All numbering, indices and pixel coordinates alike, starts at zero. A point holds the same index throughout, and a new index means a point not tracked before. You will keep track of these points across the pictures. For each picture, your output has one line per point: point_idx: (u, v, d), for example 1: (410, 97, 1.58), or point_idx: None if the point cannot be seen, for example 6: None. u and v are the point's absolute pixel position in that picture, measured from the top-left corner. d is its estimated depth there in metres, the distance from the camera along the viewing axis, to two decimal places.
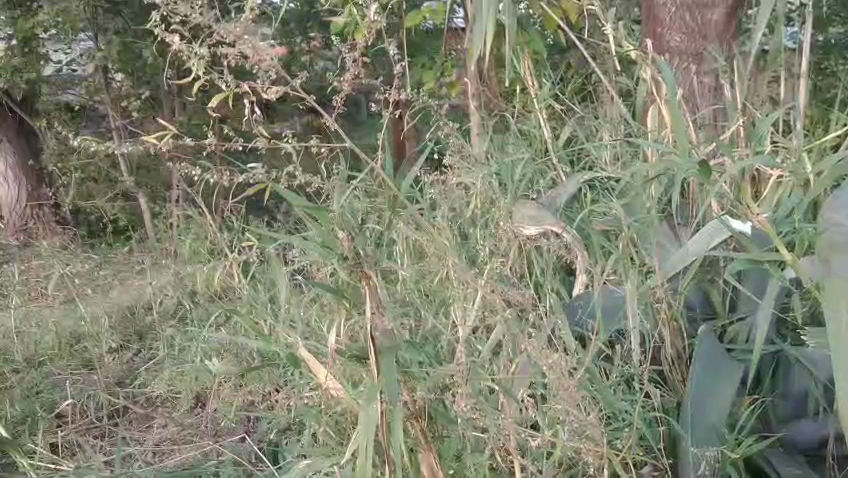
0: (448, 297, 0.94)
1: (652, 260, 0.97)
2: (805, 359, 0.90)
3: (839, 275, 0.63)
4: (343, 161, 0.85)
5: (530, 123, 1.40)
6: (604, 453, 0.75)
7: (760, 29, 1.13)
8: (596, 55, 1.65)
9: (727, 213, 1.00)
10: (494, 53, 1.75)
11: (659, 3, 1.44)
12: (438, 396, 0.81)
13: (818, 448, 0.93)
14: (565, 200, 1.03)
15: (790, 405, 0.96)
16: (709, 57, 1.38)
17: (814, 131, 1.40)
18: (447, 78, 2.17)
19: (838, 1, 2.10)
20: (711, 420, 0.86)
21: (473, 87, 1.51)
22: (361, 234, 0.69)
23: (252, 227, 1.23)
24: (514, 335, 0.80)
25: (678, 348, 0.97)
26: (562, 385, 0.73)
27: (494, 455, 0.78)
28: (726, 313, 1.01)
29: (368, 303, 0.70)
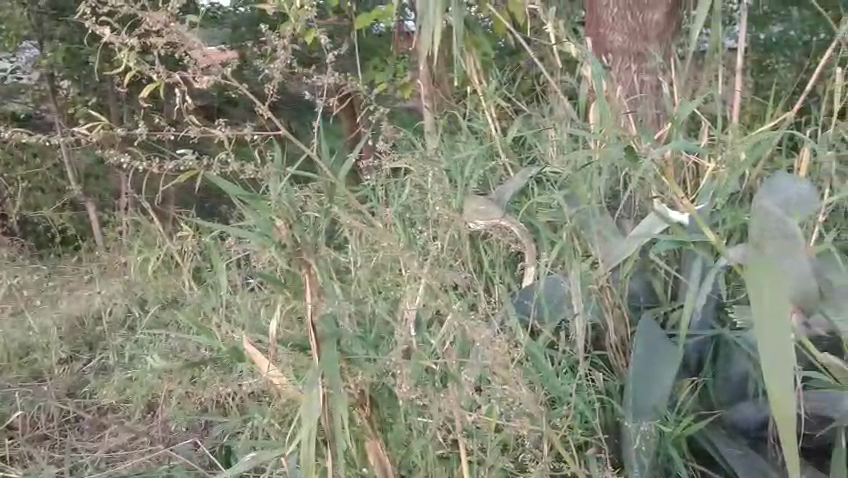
0: (400, 291, 0.94)
1: (597, 252, 0.96)
2: (741, 341, 0.92)
3: (774, 264, 0.66)
4: (278, 148, 0.84)
5: (479, 120, 1.41)
6: (541, 430, 0.78)
7: (698, 24, 1.13)
8: (543, 54, 1.67)
9: (667, 202, 1.02)
10: (443, 54, 1.76)
11: (602, 4, 1.49)
12: (382, 382, 0.84)
13: (760, 430, 0.93)
14: (512, 195, 1.02)
15: (731, 389, 0.96)
16: (649, 55, 1.40)
17: (751, 127, 1.43)
18: (399, 80, 2.17)
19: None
20: (654, 401, 0.88)
21: (425, 86, 1.51)
22: (299, 222, 0.73)
23: (208, 225, 0.88)
24: (461, 325, 0.80)
25: (623, 335, 0.98)
26: (499, 363, 0.76)
27: (439, 436, 0.81)
28: (668, 300, 1.01)
29: (308, 291, 0.74)
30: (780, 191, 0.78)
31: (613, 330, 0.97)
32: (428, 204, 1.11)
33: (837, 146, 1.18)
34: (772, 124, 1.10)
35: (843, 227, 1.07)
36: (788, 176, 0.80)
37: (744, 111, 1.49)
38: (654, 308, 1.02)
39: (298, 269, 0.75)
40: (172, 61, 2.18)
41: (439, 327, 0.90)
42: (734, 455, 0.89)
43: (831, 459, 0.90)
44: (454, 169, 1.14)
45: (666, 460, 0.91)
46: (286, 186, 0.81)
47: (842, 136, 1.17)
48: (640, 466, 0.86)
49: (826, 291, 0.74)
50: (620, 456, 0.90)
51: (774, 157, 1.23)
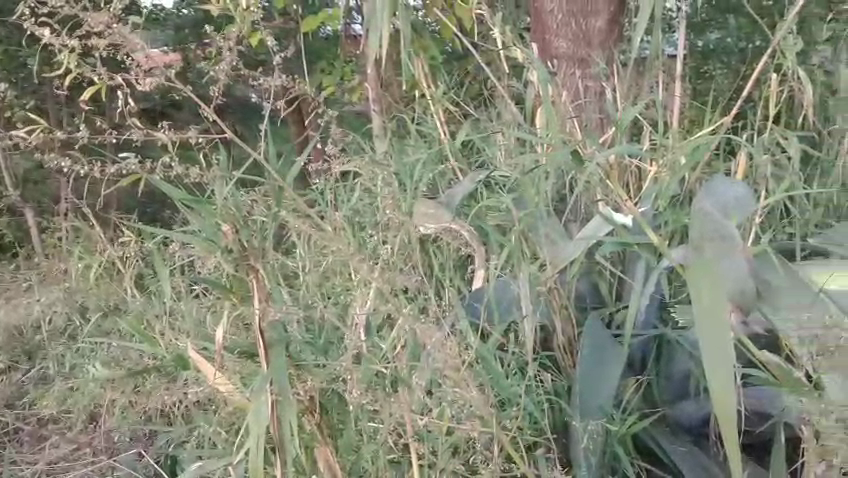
0: (349, 296, 0.94)
1: (544, 254, 0.97)
2: (683, 341, 0.94)
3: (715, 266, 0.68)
4: (223, 151, 0.83)
5: (428, 124, 1.41)
6: (492, 432, 0.79)
7: (640, 31, 1.16)
8: (490, 59, 1.69)
9: (612, 204, 1.04)
10: (392, 58, 1.76)
11: (547, 10, 1.51)
12: (332, 388, 0.83)
13: (702, 427, 0.96)
14: (463, 197, 1.01)
15: (674, 387, 0.99)
16: (592, 61, 1.42)
17: (691, 132, 1.47)
18: (347, 83, 2.16)
19: (721, 6, 2.08)
20: (601, 400, 0.89)
21: (373, 90, 1.51)
22: (246, 227, 0.72)
23: (151, 231, 0.86)
24: (411, 328, 0.80)
25: (571, 336, 0.99)
26: (450, 366, 0.76)
27: (390, 440, 0.81)
28: (613, 301, 1.03)
29: (255, 296, 0.71)
30: (717, 193, 0.81)
31: (561, 331, 0.98)
32: (377, 208, 1.10)
33: (772, 150, 1.23)
34: (711, 129, 1.13)
35: (778, 228, 1.10)
36: (725, 180, 0.83)
37: (684, 116, 1.53)
38: (600, 308, 1.03)
39: (245, 274, 0.73)
40: (114, 63, 2.12)
41: (391, 330, 0.92)
42: (678, 451, 0.91)
43: (770, 454, 0.93)
44: (403, 174, 1.14)
45: (612, 459, 0.93)
46: (232, 189, 0.79)
47: (776, 140, 1.21)
48: (588, 465, 0.88)
49: (763, 290, 0.77)
50: (568, 456, 0.92)
51: (713, 161, 1.27)
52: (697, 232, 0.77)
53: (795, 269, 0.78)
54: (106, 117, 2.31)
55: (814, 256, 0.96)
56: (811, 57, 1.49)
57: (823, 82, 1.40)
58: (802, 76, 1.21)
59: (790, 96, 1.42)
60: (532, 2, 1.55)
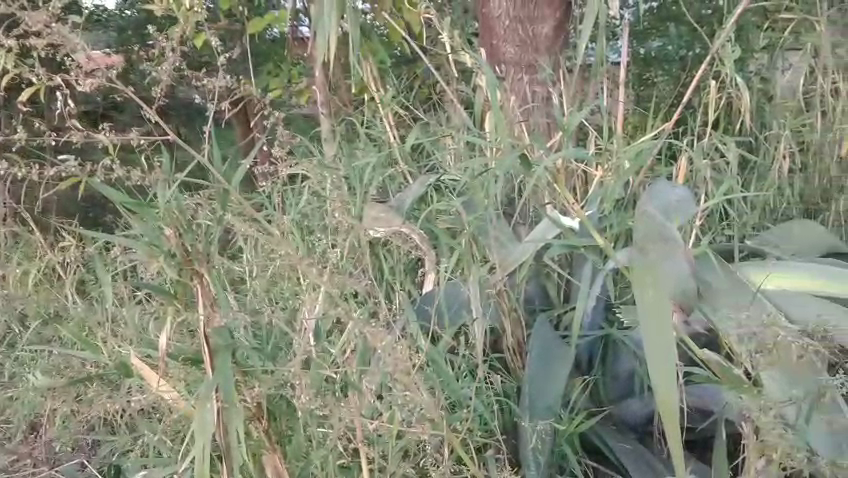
0: (297, 300, 0.93)
1: (493, 256, 0.97)
2: (628, 340, 0.96)
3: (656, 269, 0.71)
4: (167, 153, 0.81)
5: (377, 128, 1.41)
6: (442, 434, 0.79)
7: (584, 37, 1.18)
8: (438, 63, 1.70)
9: (559, 208, 1.06)
10: (340, 61, 1.75)
11: (494, 16, 1.53)
12: (280, 393, 0.82)
13: (647, 424, 0.98)
14: (414, 199, 1.01)
15: (620, 386, 1.01)
16: (539, 67, 1.43)
17: (634, 137, 1.51)
18: (295, 86, 2.14)
19: (656, 16, 2.16)
20: (549, 400, 0.90)
21: (321, 92, 1.50)
22: (190, 231, 0.71)
23: (92, 235, 0.84)
24: (361, 332, 0.79)
25: (520, 337, 1.00)
26: (400, 370, 0.75)
27: (339, 444, 0.80)
28: (561, 302, 1.05)
29: (200, 301, 0.72)
30: (661, 195, 0.83)
31: (510, 333, 0.99)
32: (325, 211, 1.09)
33: (711, 155, 1.26)
34: (653, 133, 1.16)
35: (717, 230, 1.14)
36: (667, 184, 0.85)
37: (627, 122, 1.56)
38: (548, 310, 1.05)
39: (188, 280, 0.73)
40: (54, 63, 2.05)
41: (339, 335, 0.92)
42: (623, 449, 0.93)
43: (711, 449, 0.95)
44: (352, 177, 1.13)
45: (560, 458, 0.94)
46: (175, 192, 0.77)
47: (715, 145, 1.25)
48: (536, 464, 0.88)
49: (705, 290, 0.80)
50: (517, 456, 0.92)
51: (655, 165, 1.30)
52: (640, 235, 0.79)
53: (733, 270, 0.82)
54: (45, 118, 2.23)
55: (751, 257, 1.00)
56: (747, 65, 1.54)
57: (758, 89, 1.45)
58: (739, 83, 1.25)
59: (728, 102, 1.47)
60: (479, 7, 1.57)
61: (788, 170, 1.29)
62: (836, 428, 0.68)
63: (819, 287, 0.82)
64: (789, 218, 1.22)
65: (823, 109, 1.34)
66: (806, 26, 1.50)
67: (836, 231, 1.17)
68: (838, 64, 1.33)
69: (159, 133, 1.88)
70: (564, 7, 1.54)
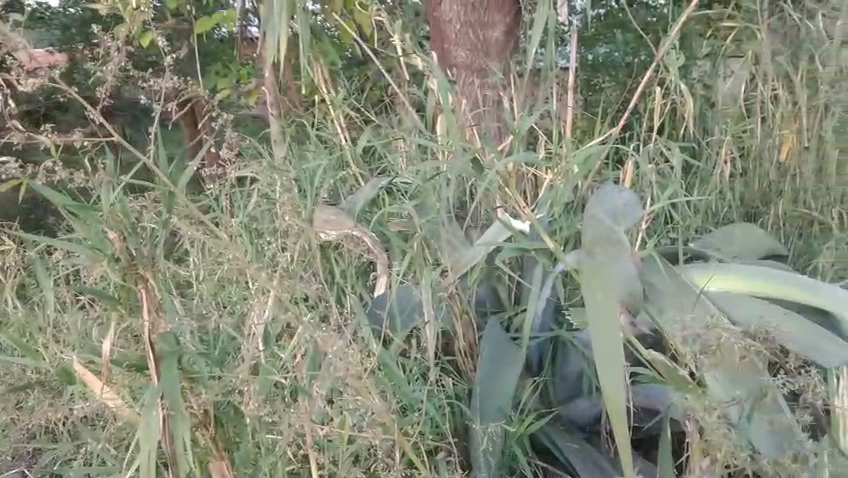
0: (246, 304, 0.91)
1: (445, 259, 0.97)
2: (577, 341, 0.97)
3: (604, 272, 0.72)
4: (111, 155, 0.79)
5: (328, 129, 1.40)
6: (394, 439, 0.78)
7: (534, 42, 1.19)
8: (389, 66, 1.69)
9: (510, 211, 1.07)
10: (290, 62, 1.73)
11: (445, 20, 1.54)
12: (228, 399, 0.81)
13: (595, 424, 0.99)
14: (365, 202, 1.01)
15: (568, 386, 1.02)
16: (490, 71, 1.44)
17: (583, 141, 1.53)
18: (245, 87, 2.11)
19: (603, 23, 2.20)
20: (500, 402, 0.91)
21: (271, 93, 1.47)
22: (134, 235, 0.69)
23: (31, 239, 0.81)
24: (311, 337, 0.78)
25: (471, 340, 1.00)
26: (352, 375, 0.74)
27: (289, 451, 0.79)
28: (511, 304, 1.05)
29: (146, 306, 0.70)
30: (608, 198, 0.85)
31: (462, 335, 0.99)
32: (275, 214, 1.07)
33: (657, 159, 1.29)
34: (601, 138, 1.18)
35: (663, 233, 1.16)
36: (613, 186, 0.87)
37: (576, 127, 1.59)
38: (499, 312, 1.05)
39: (133, 284, 0.71)
40: None
41: (289, 339, 0.91)
42: (571, 449, 0.94)
43: (656, 448, 0.97)
44: (302, 179, 1.12)
45: (510, 460, 0.94)
46: (119, 194, 0.75)
47: (660, 150, 1.28)
48: (487, 465, 0.89)
49: (648, 291, 0.83)
50: (468, 458, 0.93)
51: (603, 169, 1.32)
52: (588, 238, 0.81)
53: (677, 272, 0.84)
54: None
55: (695, 260, 1.03)
56: (690, 72, 1.58)
57: (701, 95, 1.49)
58: (683, 89, 1.28)
59: (672, 108, 1.50)
60: (430, 11, 1.57)
61: (730, 174, 1.33)
62: (776, 427, 0.70)
63: (759, 288, 0.84)
64: (730, 220, 1.25)
65: (762, 115, 1.38)
66: (745, 35, 1.55)
67: (775, 233, 1.21)
68: (775, 72, 1.38)
69: (103, 134, 1.83)
70: (514, 12, 1.55)
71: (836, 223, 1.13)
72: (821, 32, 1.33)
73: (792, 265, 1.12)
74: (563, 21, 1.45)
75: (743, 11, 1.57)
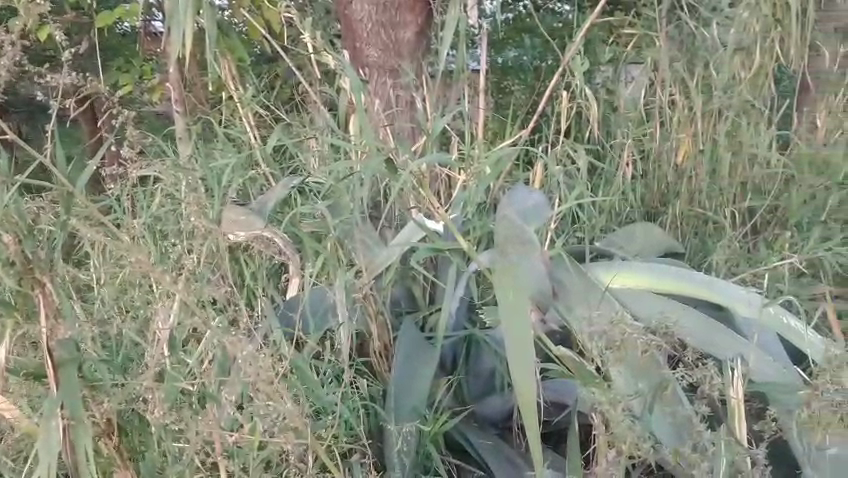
0: (151, 308, 0.87)
1: (358, 259, 0.96)
2: (489, 339, 0.98)
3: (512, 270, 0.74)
4: (3, 153, 0.73)
5: (237, 127, 1.36)
6: (307, 443, 0.76)
7: (446, 45, 1.20)
8: (300, 63, 1.66)
9: (423, 212, 1.07)
10: (195, 57, 1.68)
11: (357, 18, 1.53)
12: (132, 407, 0.79)
13: (506, 420, 1.01)
14: (278, 202, 0.98)
15: (481, 384, 1.03)
16: (402, 71, 1.44)
17: (493, 142, 1.56)
18: (148, 83, 2.03)
19: (511, 28, 2.25)
20: (414, 401, 0.91)
21: (176, 90, 1.42)
22: (30, 236, 0.65)
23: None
24: (221, 342, 0.75)
25: (386, 341, 1.00)
26: (263, 380, 0.72)
27: (197, 460, 0.76)
28: (425, 304, 1.05)
29: (43, 311, 0.66)
30: (518, 198, 0.87)
31: (377, 336, 0.98)
32: (180, 215, 1.03)
33: (564, 161, 1.33)
34: (510, 140, 1.20)
35: (570, 233, 1.20)
36: (523, 187, 0.90)
37: (487, 128, 1.61)
38: (413, 313, 1.05)
39: (29, 289, 0.67)
40: None
41: (197, 344, 0.87)
42: (484, 445, 0.95)
43: (564, 441, 1.00)
44: (211, 178, 1.08)
45: (425, 459, 0.94)
46: (12, 195, 0.70)
47: (567, 152, 1.32)
48: (401, 465, 0.89)
49: (558, 290, 0.86)
50: (383, 459, 0.92)
51: (513, 171, 1.35)
52: (499, 238, 0.83)
53: (585, 270, 0.86)
54: None
55: (600, 259, 1.07)
56: (594, 77, 1.64)
57: (604, 99, 1.54)
58: (588, 93, 1.33)
59: (578, 112, 1.56)
60: (341, 9, 1.56)
61: (632, 175, 1.38)
62: (675, 417, 0.73)
63: (659, 285, 0.89)
64: (632, 220, 1.30)
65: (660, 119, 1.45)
66: (645, 42, 1.62)
67: (673, 232, 1.27)
68: (673, 78, 1.45)
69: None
70: (425, 13, 1.56)
71: (728, 222, 1.20)
72: (715, 40, 1.45)
73: (689, 262, 1.18)
74: (474, 24, 1.47)
75: (642, 19, 1.64)
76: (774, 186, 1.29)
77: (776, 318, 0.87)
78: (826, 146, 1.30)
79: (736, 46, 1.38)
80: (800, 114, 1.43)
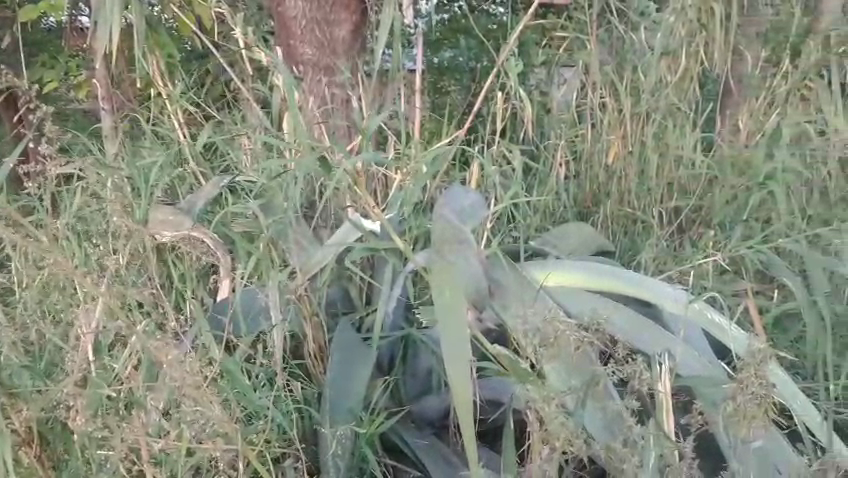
0: (74, 313, 0.83)
1: (292, 261, 0.95)
2: (426, 338, 0.98)
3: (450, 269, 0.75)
4: None
5: (165, 125, 1.31)
6: (237, 449, 0.74)
7: (381, 44, 1.19)
8: (233, 61, 1.63)
9: (360, 212, 1.06)
10: (122, 52, 1.62)
11: (290, 16, 1.49)
12: (52, 416, 0.77)
13: (443, 419, 1.01)
14: (208, 201, 0.93)
15: (418, 384, 1.02)
16: (337, 70, 1.42)
17: (430, 142, 1.56)
18: (74, 79, 1.95)
19: (448, 28, 2.26)
20: (351, 403, 0.89)
21: (102, 87, 1.36)
22: None
23: None
24: (147, 346, 0.72)
25: (321, 342, 0.98)
26: (191, 384, 0.69)
27: (122, 469, 0.73)
28: (362, 305, 1.04)
29: None
30: (455, 198, 0.88)
31: (312, 338, 0.97)
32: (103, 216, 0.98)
33: (499, 161, 1.34)
34: (447, 139, 1.19)
35: (505, 232, 1.20)
36: (460, 187, 0.90)
37: (424, 128, 1.61)
38: (350, 313, 1.04)
39: None
40: None
41: (123, 348, 0.84)
42: (421, 445, 0.95)
43: (500, 438, 1.00)
44: (138, 177, 1.04)
45: (360, 461, 0.93)
46: None
47: (503, 152, 1.33)
48: (336, 467, 0.88)
49: (495, 290, 0.86)
50: (317, 462, 0.90)
51: (450, 170, 1.35)
52: (436, 237, 0.83)
53: (521, 269, 0.87)
54: None
55: (535, 258, 1.07)
56: (528, 79, 1.66)
57: (539, 101, 1.57)
58: (522, 94, 1.34)
59: (513, 113, 1.57)
60: (274, 5, 1.51)
61: (565, 175, 1.41)
62: (606, 410, 0.74)
63: (593, 283, 0.90)
64: (565, 219, 1.33)
65: (592, 121, 1.48)
66: (576, 45, 1.64)
67: (604, 231, 1.30)
68: (604, 81, 1.48)
69: None
70: (360, 11, 1.56)
71: (656, 222, 1.23)
72: (643, 44, 1.49)
73: (620, 260, 1.21)
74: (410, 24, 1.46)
75: (574, 22, 1.67)
76: (699, 186, 1.33)
77: (700, 314, 0.89)
78: (748, 149, 1.35)
79: (663, 49, 1.42)
80: (724, 116, 1.49)
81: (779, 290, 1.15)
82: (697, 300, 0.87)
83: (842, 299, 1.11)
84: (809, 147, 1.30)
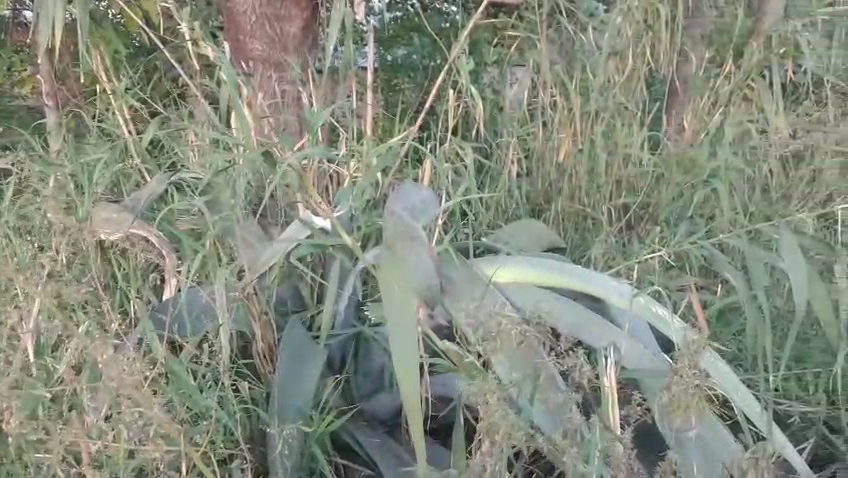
0: (10, 314, 0.80)
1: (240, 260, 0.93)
2: (378, 336, 0.96)
3: (401, 267, 0.76)
4: None
5: (111, 121, 1.28)
6: (179, 450, 0.73)
7: (330, 41, 1.18)
8: (181, 57, 1.60)
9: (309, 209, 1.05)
10: (64, 47, 1.58)
11: (240, 11, 1.48)
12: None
13: (396, 417, 1.00)
14: (154, 198, 0.93)
15: (370, 382, 1.01)
16: (288, 66, 1.41)
17: (384, 140, 1.55)
18: (16, 75, 1.89)
19: (400, 26, 2.25)
20: (299, 404, 0.89)
21: (43, 82, 1.33)
22: None
23: None
24: (84, 347, 0.70)
25: (271, 342, 0.97)
26: (130, 384, 0.68)
27: (60, 473, 0.71)
28: (313, 302, 1.03)
29: None
30: (407, 196, 0.88)
31: (260, 338, 0.95)
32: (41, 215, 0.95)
33: (452, 159, 1.35)
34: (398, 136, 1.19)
35: (457, 229, 1.21)
36: (412, 185, 0.89)
37: (378, 126, 1.61)
38: (300, 312, 1.02)
39: None
40: None
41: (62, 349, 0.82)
42: (372, 443, 0.95)
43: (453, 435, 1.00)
44: (80, 175, 1.02)
45: (310, 461, 0.92)
46: None
47: (455, 150, 1.34)
48: (283, 467, 0.87)
49: (448, 288, 0.85)
50: (265, 463, 0.89)
51: (402, 168, 1.35)
52: (387, 234, 0.82)
53: (471, 265, 0.88)
54: None
55: (487, 255, 1.08)
56: (480, 78, 1.67)
57: (491, 100, 1.58)
58: (473, 93, 1.35)
59: (465, 111, 1.58)
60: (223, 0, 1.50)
61: (517, 173, 1.42)
62: (551, 405, 0.75)
63: (543, 279, 0.91)
64: (517, 217, 1.34)
65: (543, 119, 1.49)
66: (528, 44, 1.66)
67: (555, 228, 1.31)
68: (555, 80, 1.50)
69: None
70: (311, 8, 1.54)
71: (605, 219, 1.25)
72: (592, 44, 1.51)
73: (570, 257, 1.22)
74: (361, 22, 1.45)
75: (525, 22, 1.68)
76: (646, 184, 1.36)
77: (646, 307, 0.90)
78: (693, 148, 1.38)
79: (611, 50, 1.44)
80: (671, 115, 1.52)
81: (722, 284, 1.18)
82: (641, 294, 0.89)
83: (781, 292, 1.15)
84: (750, 146, 1.34)
